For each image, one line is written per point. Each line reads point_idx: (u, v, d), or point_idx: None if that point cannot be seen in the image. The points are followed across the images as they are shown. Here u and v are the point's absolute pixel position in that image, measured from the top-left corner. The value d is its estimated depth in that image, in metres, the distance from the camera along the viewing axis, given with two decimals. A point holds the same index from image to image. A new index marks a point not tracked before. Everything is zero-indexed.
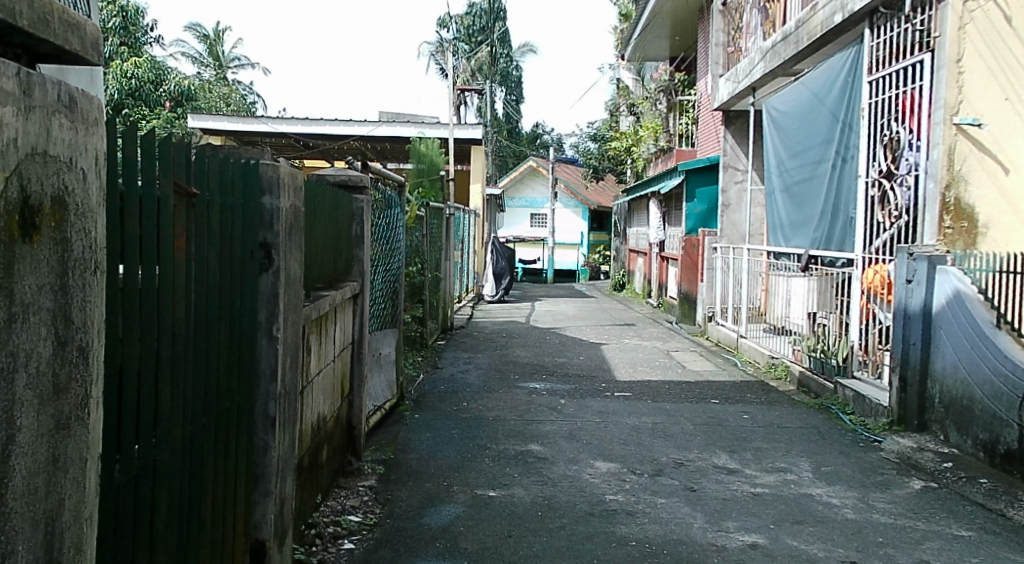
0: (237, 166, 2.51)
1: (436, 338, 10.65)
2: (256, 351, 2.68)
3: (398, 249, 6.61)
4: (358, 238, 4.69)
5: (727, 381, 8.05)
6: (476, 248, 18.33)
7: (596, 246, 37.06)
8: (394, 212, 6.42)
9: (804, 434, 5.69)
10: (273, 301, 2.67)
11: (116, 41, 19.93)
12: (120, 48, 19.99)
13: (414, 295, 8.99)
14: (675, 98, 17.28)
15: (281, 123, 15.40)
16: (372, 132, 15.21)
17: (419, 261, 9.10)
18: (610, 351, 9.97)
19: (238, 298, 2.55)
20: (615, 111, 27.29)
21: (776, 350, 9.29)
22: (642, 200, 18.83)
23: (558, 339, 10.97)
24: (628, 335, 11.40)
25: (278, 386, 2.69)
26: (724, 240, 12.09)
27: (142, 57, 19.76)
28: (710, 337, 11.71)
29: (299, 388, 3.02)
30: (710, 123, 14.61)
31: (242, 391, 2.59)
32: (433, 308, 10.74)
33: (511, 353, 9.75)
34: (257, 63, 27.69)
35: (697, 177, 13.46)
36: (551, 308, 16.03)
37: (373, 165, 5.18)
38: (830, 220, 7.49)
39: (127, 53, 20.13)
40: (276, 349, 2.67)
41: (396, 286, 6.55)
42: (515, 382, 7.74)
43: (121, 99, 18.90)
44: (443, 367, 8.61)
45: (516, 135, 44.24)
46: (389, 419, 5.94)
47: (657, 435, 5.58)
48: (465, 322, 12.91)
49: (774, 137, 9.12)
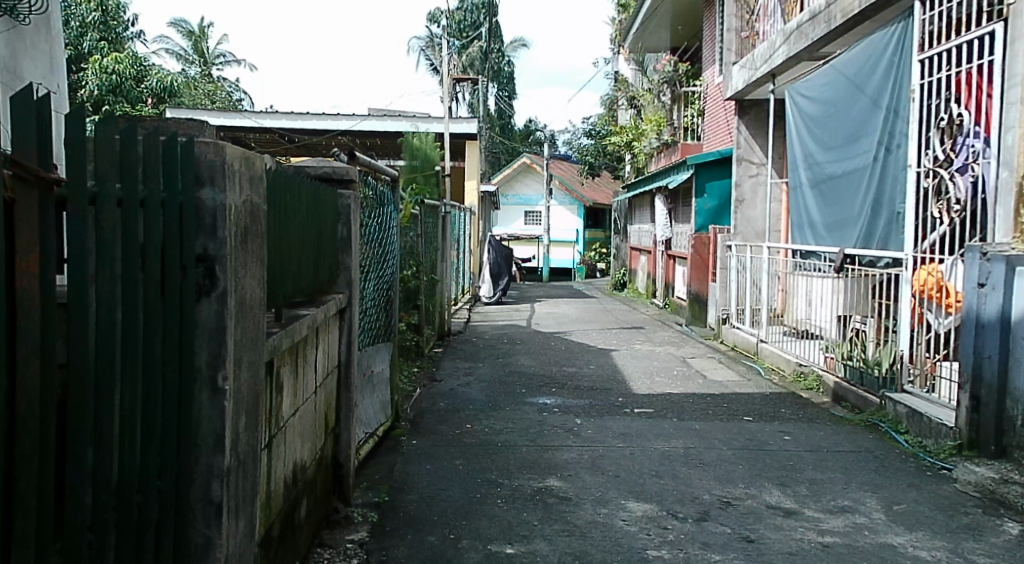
0: (147, 145, 1.92)
1: (433, 346, 9.91)
2: (195, 409, 2.07)
3: (393, 253, 5.86)
4: (344, 241, 3.95)
5: (756, 393, 7.32)
6: (472, 247, 17.59)
7: (592, 244, 36.35)
8: (388, 212, 5.67)
9: (861, 462, 4.96)
10: (217, 338, 2.05)
11: (95, 36, 19.10)
12: (100, 44, 19.16)
13: (410, 301, 8.25)
14: (680, 89, 16.52)
15: (266, 118, 14.61)
16: (362, 128, 14.42)
17: (414, 264, 8.35)
18: (621, 359, 9.24)
19: (155, 333, 1.98)
20: (613, 105, 26.53)
21: (804, 356, 8.56)
22: (645, 195, 18.10)
23: (564, 346, 10.22)
24: (638, 340, 10.67)
25: (225, 460, 2.08)
26: (739, 238, 11.38)
27: (123, 53, 18.94)
28: (726, 341, 10.99)
29: (264, 446, 2.37)
30: (720, 114, 13.92)
31: (162, 462, 2.04)
32: (431, 313, 9.98)
33: (515, 362, 9.00)
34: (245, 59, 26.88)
35: (707, 171, 12.74)
36: (552, 310, 15.29)
37: (362, 157, 4.43)
38: (871, 214, 6.90)
39: (107, 48, 19.31)
40: (220, 408, 2.06)
41: (391, 296, 5.80)
42: (523, 398, 7.00)
43: (100, 96, 18.06)
44: (442, 379, 7.86)
45: (509, 132, 43.47)
46: (383, 447, 5.19)
47: (693, 464, 4.85)
48: (463, 327, 12.16)
49: (804, 126, 8.54)
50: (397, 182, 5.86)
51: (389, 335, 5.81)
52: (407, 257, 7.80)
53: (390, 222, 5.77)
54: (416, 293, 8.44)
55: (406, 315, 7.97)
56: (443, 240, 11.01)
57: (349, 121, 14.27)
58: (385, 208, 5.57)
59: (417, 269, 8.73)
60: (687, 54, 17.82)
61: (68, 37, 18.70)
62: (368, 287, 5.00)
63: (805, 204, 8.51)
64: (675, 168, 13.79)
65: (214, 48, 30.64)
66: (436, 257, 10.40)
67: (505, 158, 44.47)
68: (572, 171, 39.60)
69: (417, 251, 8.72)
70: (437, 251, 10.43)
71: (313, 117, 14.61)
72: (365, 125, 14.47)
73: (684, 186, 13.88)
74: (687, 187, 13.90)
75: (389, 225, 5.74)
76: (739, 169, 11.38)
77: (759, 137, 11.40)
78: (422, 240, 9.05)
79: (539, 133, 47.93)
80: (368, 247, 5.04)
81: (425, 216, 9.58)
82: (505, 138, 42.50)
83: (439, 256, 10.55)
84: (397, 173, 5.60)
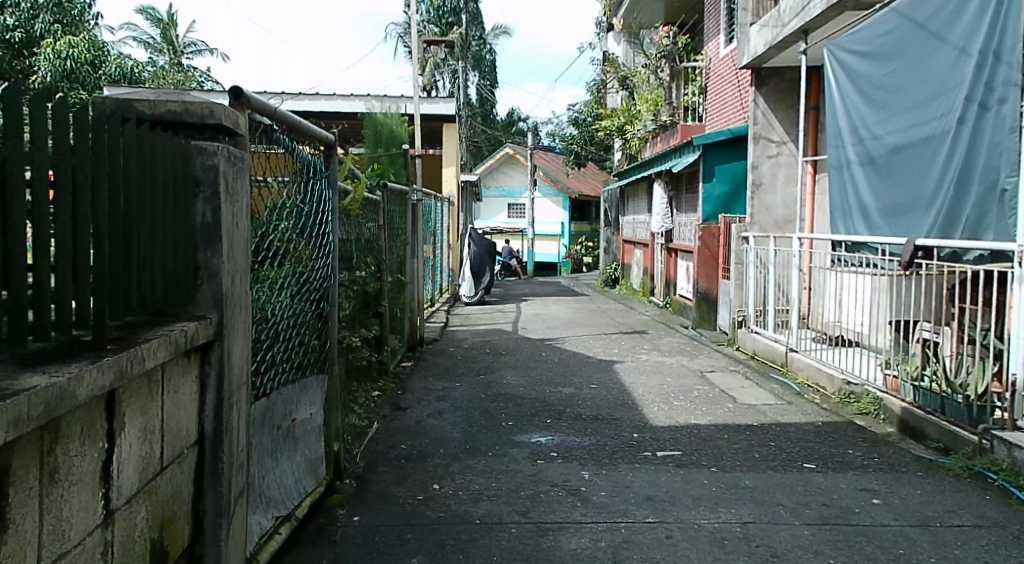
0: None
1: (400, 360, 8.31)
2: None
3: (332, 250, 4.24)
4: (206, 228, 2.33)
5: (805, 423, 5.78)
6: (450, 241, 16.01)
7: (578, 237, 34.86)
8: (318, 189, 4.04)
9: (1005, 550, 3.42)
10: None
11: (49, 19, 17.11)
12: (55, 26, 17.18)
13: (367, 308, 6.63)
14: (679, 64, 14.97)
15: (218, 98, 12.92)
16: (307, 108, 13.01)
17: (372, 262, 6.78)
18: (627, 374, 7.71)
19: None
20: (601, 89, 24.98)
21: (849, 371, 6.98)
22: (640, 183, 16.59)
23: (557, 356, 8.66)
24: (643, 349, 9.11)
25: None
26: (757, 227, 9.91)
27: (80, 36, 17.01)
28: (744, 348, 9.48)
29: None
30: (731, 90, 12.38)
31: None
32: (398, 321, 8.36)
33: (501, 380, 7.42)
34: (215, 49, 24.92)
35: (718, 152, 11.22)
36: (539, 310, 13.71)
37: (253, 96, 2.82)
38: (954, 194, 5.42)
39: (62, 31, 17.37)
40: None
41: (324, 308, 4.16)
42: (509, 435, 5.43)
43: (54, 84, 16.17)
44: (408, 407, 6.29)
45: (491, 121, 41.95)
46: (308, 532, 3.58)
47: (763, 558, 3.29)
48: (439, 333, 10.58)
49: (850, 90, 7.06)
50: (336, 148, 4.24)
51: (326, 362, 4.19)
52: (359, 252, 6.14)
53: (324, 205, 4.13)
54: (372, 297, 6.82)
55: (361, 326, 6.34)
56: (415, 231, 9.41)
57: (290, 101, 12.95)
58: (311, 183, 3.93)
59: (377, 267, 7.10)
60: (684, 28, 16.25)
61: (17, 18, 16.75)
62: (274, 300, 3.36)
63: (852, 185, 7.02)
64: (678, 150, 12.23)
65: (183, 37, 28.50)
66: (406, 250, 8.82)
67: (486, 148, 42.84)
68: (556, 162, 38.04)
69: (375, 246, 7.10)
70: (406, 245, 8.83)
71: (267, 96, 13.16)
72: (308, 104, 13.05)
73: (687, 171, 12.33)
74: (690, 171, 12.37)
75: (322, 210, 4.11)
76: (757, 149, 9.87)
77: (779, 111, 9.85)
78: (385, 232, 7.44)
79: (522, 123, 46.32)
80: (276, 239, 3.40)
81: (390, 203, 7.96)
82: (486, 127, 40.82)
83: (409, 251, 8.93)
84: (328, 136, 4.00)
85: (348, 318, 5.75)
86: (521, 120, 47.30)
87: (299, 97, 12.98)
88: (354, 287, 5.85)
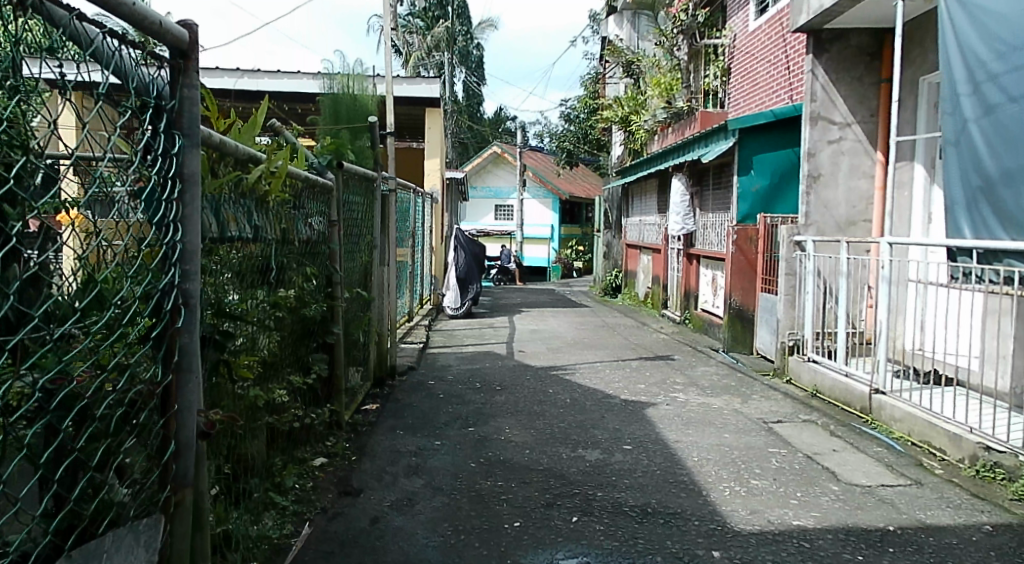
0: None
1: (362, 402, 6.26)
2: None
3: (194, 252, 2.25)
4: None
5: (966, 528, 3.78)
6: (431, 244, 14.00)
7: (568, 241, 32.93)
8: (137, 132, 2.04)
9: None
10: None
11: None
12: None
13: (308, 337, 4.62)
14: (697, 42, 12.99)
15: None
16: (269, 89, 11.35)
17: (317, 275, 4.76)
18: (667, 425, 5.71)
19: None
20: (597, 82, 23.07)
21: (983, 429, 4.99)
22: (650, 180, 14.64)
23: (568, 396, 6.63)
24: (678, 385, 7.12)
25: None
26: (813, 230, 8.03)
27: None
28: (801, 381, 7.58)
29: None
30: (771, 66, 10.40)
31: None
32: (360, 349, 6.32)
33: (495, 437, 5.38)
34: None
35: (757, 140, 9.29)
36: (537, 326, 11.69)
37: None
38: None
39: None
40: None
41: (166, 373, 2.16)
42: (517, 556, 3.42)
43: None
44: (363, 489, 4.26)
45: (477, 119, 40.01)
46: None
47: None
48: (416, 357, 8.55)
49: (972, 34, 5.10)
50: (199, 44, 2.26)
51: (168, 481, 2.20)
52: (294, 254, 4.12)
53: (154, 167, 2.10)
54: (317, 320, 4.80)
55: (294, 366, 4.34)
56: (388, 227, 7.37)
57: (247, 79, 11.26)
58: (118, 110, 1.96)
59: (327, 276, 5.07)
60: None
61: None
62: (53, 370, 1.78)
63: (991, 167, 4.95)
64: (704, 138, 10.28)
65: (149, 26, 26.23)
66: (373, 249, 6.78)
67: (472, 147, 40.75)
68: (547, 161, 36.12)
69: (323, 246, 5.06)
70: (372, 247, 6.78)
71: (219, 73, 11.21)
72: (268, 83, 11.36)
73: (714, 163, 10.36)
74: (720, 162, 10.42)
75: (153, 173, 2.10)
76: (814, 132, 7.94)
77: (843, 85, 7.92)
78: (341, 224, 5.41)
79: (509, 121, 44.25)
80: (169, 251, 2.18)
81: (349, 191, 5.95)
82: (473, 125, 38.82)
83: (377, 255, 6.87)
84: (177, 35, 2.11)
85: (268, 359, 3.77)
86: (509, 118, 45.26)
87: (258, 74, 11.34)
88: (280, 315, 3.82)
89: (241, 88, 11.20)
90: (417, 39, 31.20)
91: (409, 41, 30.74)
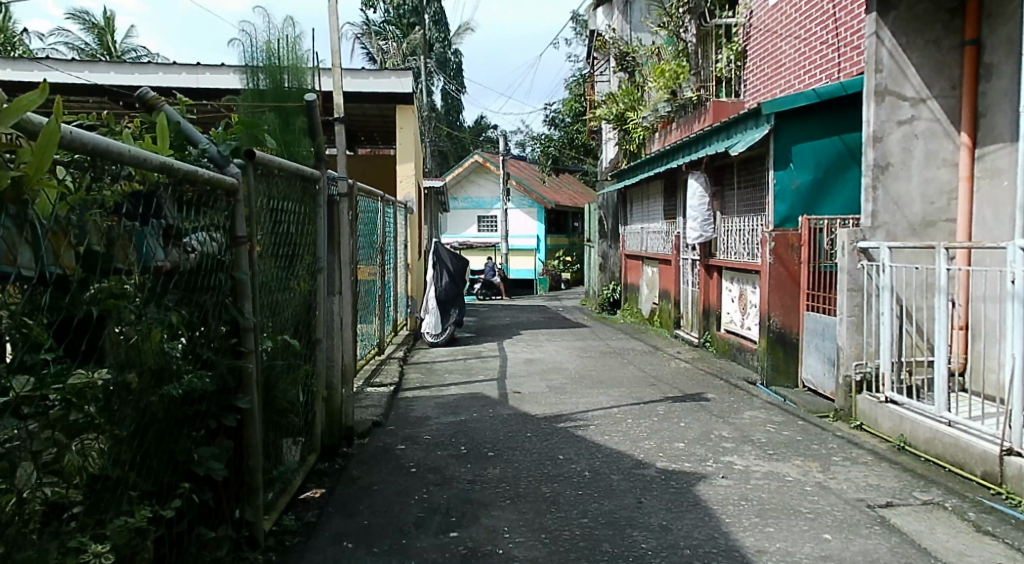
0: None
1: (300, 488, 4.49)
2: None
3: None
4: None
5: None
6: (407, 260, 12.30)
7: (555, 252, 31.29)
8: None
9: None
10: None
11: None
12: None
13: (186, 420, 2.91)
14: (707, 23, 11.38)
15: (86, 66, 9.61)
16: (212, 86, 9.76)
17: (206, 318, 3.06)
18: (734, 515, 4.01)
19: None
20: (586, 82, 21.43)
21: None
22: (653, 182, 13.02)
23: (585, 466, 4.89)
24: (727, 441, 5.40)
25: None
26: (881, 233, 6.36)
27: None
28: (880, 430, 5.91)
29: None
30: (806, 42, 8.79)
31: None
32: (295, 411, 4.58)
33: (489, 552, 3.62)
34: (130, 48, 20.95)
35: (798, 126, 7.65)
36: (532, 354, 9.98)
37: None
38: None
39: None
40: None
41: None
42: None
43: None
44: None
45: (458, 128, 38.34)
46: None
47: None
48: (387, 405, 6.82)
49: None
50: None
51: None
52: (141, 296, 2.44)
53: None
54: (210, 392, 3.09)
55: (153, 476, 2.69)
56: (344, 241, 5.59)
57: (186, 75, 9.74)
58: None
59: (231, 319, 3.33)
60: None
61: None
62: None
63: None
64: (725, 128, 8.64)
65: None
66: (317, 272, 5.03)
67: (452, 158, 39.04)
68: (532, 169, 34.48)
69: (222, 275, 3.33)
70: (316, 271, 5.02)
71: (152, 67, 9.69)
72: (210, 80, 9.77)
73: (739, 156, 8.69)
74: (744, 156, 8.78)
75: None
76: (881, 111, 6.30)
77: (915, 50, 6.31)
78: (252, 240, 3.70)
79: (490, 131, 42.60)
80: None
81: (270, 192, 4.21)
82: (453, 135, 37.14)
83: (324, 281, 5.12)
84: None
85: (79, 487, 2.16)
86: (489, 127, 43.62)
87: (198, 68, 9.76)
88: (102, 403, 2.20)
89: (177, 85, 9.70)
90: (392, 45, 29.56)
91: (383, 47, 29.15)
